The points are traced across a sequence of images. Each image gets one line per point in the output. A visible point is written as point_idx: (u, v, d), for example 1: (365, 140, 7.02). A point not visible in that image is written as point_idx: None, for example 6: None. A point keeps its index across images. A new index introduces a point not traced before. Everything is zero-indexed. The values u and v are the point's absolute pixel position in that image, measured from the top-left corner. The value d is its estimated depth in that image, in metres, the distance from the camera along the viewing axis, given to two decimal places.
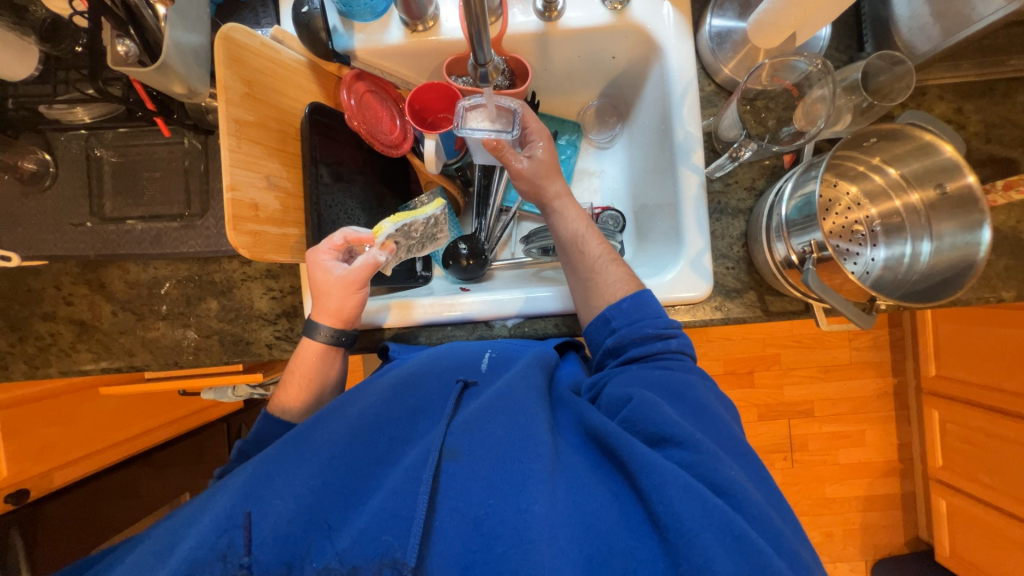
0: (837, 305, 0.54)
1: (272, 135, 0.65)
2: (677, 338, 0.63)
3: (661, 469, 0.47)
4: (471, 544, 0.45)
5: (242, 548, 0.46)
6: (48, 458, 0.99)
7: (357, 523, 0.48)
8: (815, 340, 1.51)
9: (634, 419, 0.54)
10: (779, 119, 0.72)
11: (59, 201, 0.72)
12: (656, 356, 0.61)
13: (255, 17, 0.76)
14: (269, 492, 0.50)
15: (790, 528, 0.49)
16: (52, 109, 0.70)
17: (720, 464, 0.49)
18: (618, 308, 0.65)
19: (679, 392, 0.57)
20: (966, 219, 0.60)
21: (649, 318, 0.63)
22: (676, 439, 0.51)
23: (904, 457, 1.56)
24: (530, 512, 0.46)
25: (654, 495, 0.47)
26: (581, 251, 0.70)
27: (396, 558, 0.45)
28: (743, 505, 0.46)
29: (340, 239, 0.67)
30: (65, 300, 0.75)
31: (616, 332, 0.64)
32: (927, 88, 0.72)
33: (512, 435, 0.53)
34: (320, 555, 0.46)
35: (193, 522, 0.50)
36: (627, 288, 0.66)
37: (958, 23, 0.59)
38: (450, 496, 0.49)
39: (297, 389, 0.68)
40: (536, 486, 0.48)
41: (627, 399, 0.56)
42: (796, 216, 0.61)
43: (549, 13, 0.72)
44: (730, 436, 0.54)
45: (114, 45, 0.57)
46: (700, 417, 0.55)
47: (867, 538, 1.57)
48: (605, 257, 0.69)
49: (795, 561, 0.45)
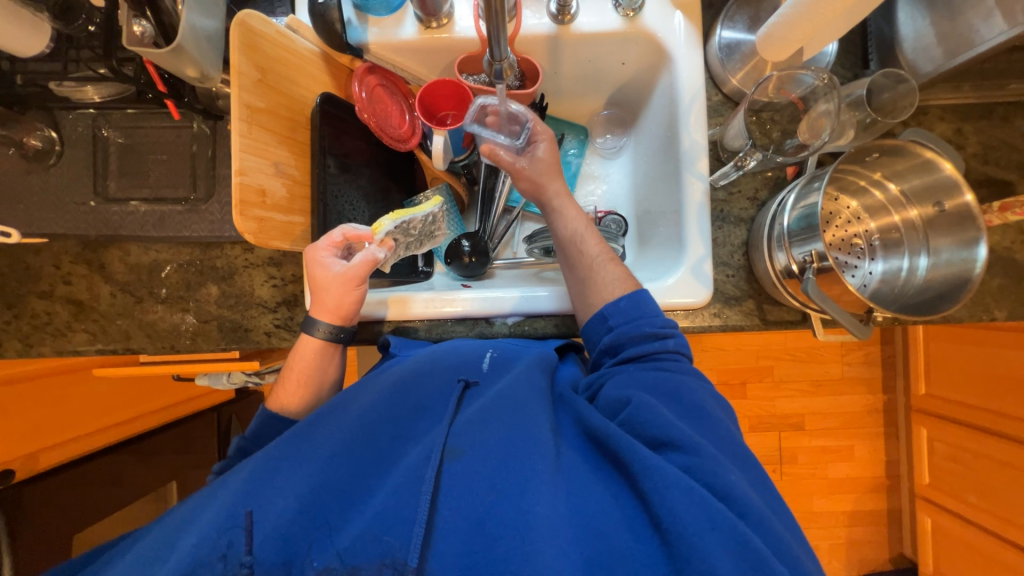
0: (833, 312, 0.55)
1: (282, 122, 0.65)
2: (674, 338, 0.63)
3: (664, 473, 0.48)
4: (472, 543, 0.46)
5: (243, 547, 0.46)
6: (35, 440, 0.97)
7: (358, 522, 0.48)
8: (808, 354, 1.52)
9: (633, 422, 0.54)
10: (784, 132, 0.72)
11: (63, 180, 0.72)
12: (654, 355, 0.62)
13: (270, 6, 0.76)
14: (269, 491, 0.50)
15: (788, 531, 0.49)
16: (61, 87, 0.68)
17: (721, 468, 0.49)
18: (615, 307, 0.65)
19: (675, 394, 0.58)
20: (962, 235, 0.62)
21: (647, 318, 0.64)
22: (676, 443, 0.51)
23: (891, 474, 1.58)
24: (532, 513, 0.46)
25: (657, 498, 0.47)
26: (579, 249, 0.70)
27: (396, 558, 0.45)
28: (743, 510, 0.47)
29: (338, 236, 0.67)
30: (63, 280, 0.75)
31: (613, 330, 0.65)
32: (928, 108, 0.74)
33: (514, 437, 0.53)
34: (320, 554, 0.46)
35: (194, 518, 0.50)
36: (624, 288, 0.67)
37: (961, 44, 0.61)
38: (452, 496, 0.49)
39: (293, 390, 0.68)
40: (538, 487, 0.48)
41: (625, 401, 0.57)
42: (797, 227, 0.62)
43: (563, 16, 0.73)
44: (727, 437, 0.55)
45: (131, 25, 0.58)
46: (696, 419, 0.55)
47: (852, 553, 1.59)
48: (603, 256, 0.69)
49: (797, 567, 0.45)
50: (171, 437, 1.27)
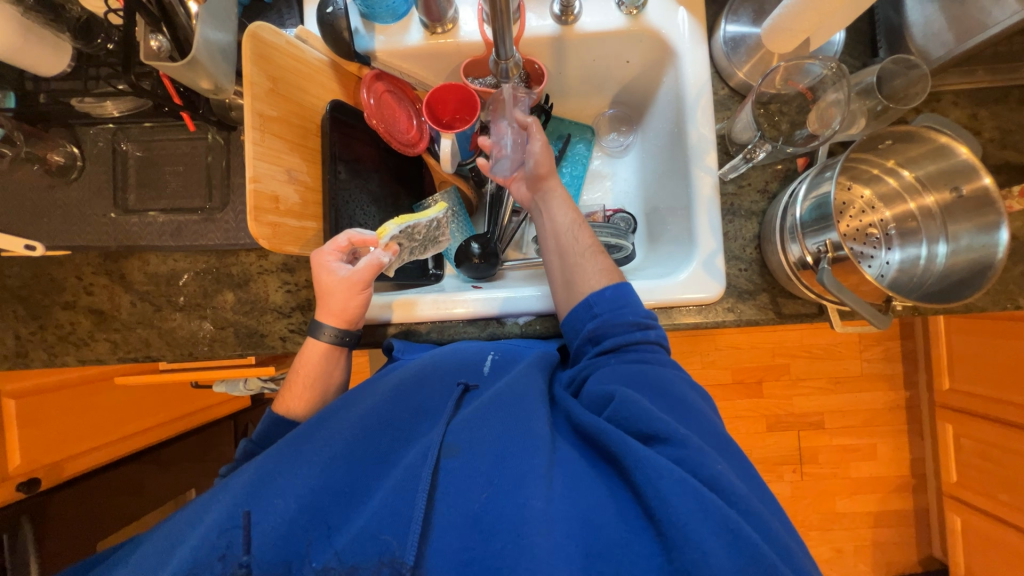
0: (853, 304, 0.54)
1: (294, 130, 0.66)
2: (654, 331, 0.63)
3: (655, 464, 0.47)
4: (469, 539, 0.45)
5: (242, 547, 0.46)
6: (60, 449, 1.00)
7: (356, 522, 0.48)
8: (826, 350, 1.49)
9: (619, 417, 0.53)
10: (793, 123, 0.73)
11: (84, 194, 0.74)
12: (634, 346, 0.61)
13: (280, 18, 0.78)
14: (270, 491, 0.50)
15: (779, 522, 0.48)
16: (82, 103, 0.71)
17: (708, 458, 0.48)
18: (600, 296, 0.64)
19: (660, 388, 0.56)
20: (982, 220, 0.60)
21: (632, 308, 0.63)
22: (662, 436, 0.50)
23: (917, 472, 1.53)
24: (528, 506, 0.46)
25: (648, 489, 0.46)
26: (572, 239, 0.70)
27: (395, 558, 0.45)
28: (733, 500, 0.46)
29: (343, 241, 0.67)
30: (86, 290, 0.77)
31: (596, 318, 0.64)
32: (941, 94, 0.73)
33: (507, 432, 0.53)
34: (320, 554, 0.46)
35: (195, 523, 0.50)
36: (608, 280, 0.66)
37: (973, 28, 0.60)
38: (448, 493, 0.49)
39: (299, 394, 0.68)
40: (533, 480, 0.48)
41: (610, 396, 0.55)
42: (808, 218, 0.62)
43: (565, 17, 0.74)
44: (714, 431, 0.54)
45: (148, 41, 0.61)
46: (684, 414, 0.54)
47: (877, 554, 1.55)
48: (594, 248, 0.69)
49: (790, 557, 0.45)
50: (189, 446, 1.29)
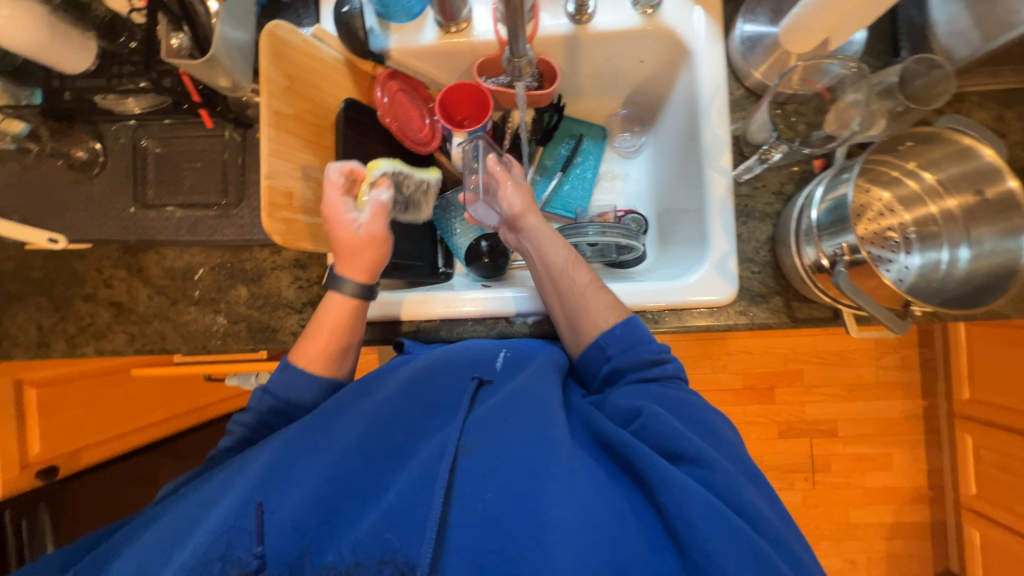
0: (870, 309, 0.53)
1: (309, 128, 0.67)
2: (673, 363, 0.60)
3: (683, 486, 0.46)
4: (488, 544, 0.46)
5: (256, 537, 0.47)
6: (78, 438, 1.03)
7: (372, 517, 0.48)
8: (841, 357, 1.46)
9: (644, 433, 0.52)
10: (810, 124, 0.71)
11: (104, 189, 0.75)
12: (657, 378, 0.59)
13: (297, 18, 0.79)
14: (286, 480, 0.50)
15: (794, 536, 0.48)
16: (105, 100, 0.72)
17: (737, 484, 0.48)
18: (609, 335, 0.61)
19: (691, 413, 0.55)
20: (1007, 223, 0.58)
21: (644, 344, 0.60)
22: (689, 456, 0.50)
23: (934, 484, 1.49)
24: (548, 515, 0.46)
25: (672, 507, 0.46)
26: (569, 279, 0.64)
27: (408, 556, 0.45)
28: (761, 529, 0.46)
29: (339, 176, 0.63)
30: (105, 283, 0.79)
31: (610, 360, 0.61)
32: (965, 95, 0.71)
33: (528, 437, 0.52)
34: (337, 547, 0.47)
35: (212, 505, 0.50)
36: (616, 316, 0.62)
37: (999, 27, 0.59)
38: (466, 493, 0.49)
39: (322, 346, 0.62)
40: (553, 488, 0.48)
41: (636, 411, 0.54)
42: (825, 220, 0.60)
43: (580, 16, 0.73)
44: (740, 453, 0.54)
45: (170, 39, 0.62)
46: (711, 437, 0.54)
47: (891, 567, 1.51)
48: (595, 285, 0.64)
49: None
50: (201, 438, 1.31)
